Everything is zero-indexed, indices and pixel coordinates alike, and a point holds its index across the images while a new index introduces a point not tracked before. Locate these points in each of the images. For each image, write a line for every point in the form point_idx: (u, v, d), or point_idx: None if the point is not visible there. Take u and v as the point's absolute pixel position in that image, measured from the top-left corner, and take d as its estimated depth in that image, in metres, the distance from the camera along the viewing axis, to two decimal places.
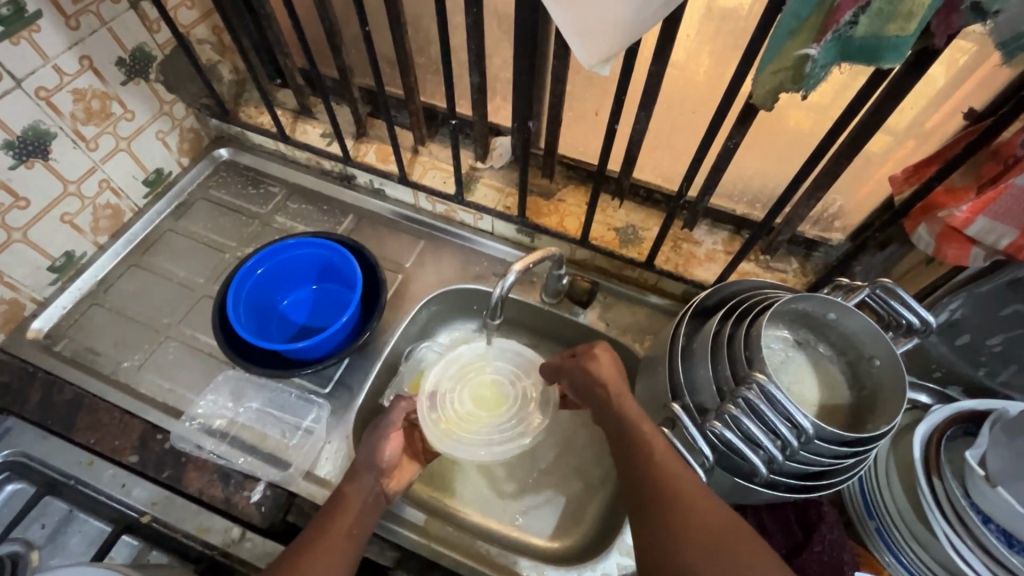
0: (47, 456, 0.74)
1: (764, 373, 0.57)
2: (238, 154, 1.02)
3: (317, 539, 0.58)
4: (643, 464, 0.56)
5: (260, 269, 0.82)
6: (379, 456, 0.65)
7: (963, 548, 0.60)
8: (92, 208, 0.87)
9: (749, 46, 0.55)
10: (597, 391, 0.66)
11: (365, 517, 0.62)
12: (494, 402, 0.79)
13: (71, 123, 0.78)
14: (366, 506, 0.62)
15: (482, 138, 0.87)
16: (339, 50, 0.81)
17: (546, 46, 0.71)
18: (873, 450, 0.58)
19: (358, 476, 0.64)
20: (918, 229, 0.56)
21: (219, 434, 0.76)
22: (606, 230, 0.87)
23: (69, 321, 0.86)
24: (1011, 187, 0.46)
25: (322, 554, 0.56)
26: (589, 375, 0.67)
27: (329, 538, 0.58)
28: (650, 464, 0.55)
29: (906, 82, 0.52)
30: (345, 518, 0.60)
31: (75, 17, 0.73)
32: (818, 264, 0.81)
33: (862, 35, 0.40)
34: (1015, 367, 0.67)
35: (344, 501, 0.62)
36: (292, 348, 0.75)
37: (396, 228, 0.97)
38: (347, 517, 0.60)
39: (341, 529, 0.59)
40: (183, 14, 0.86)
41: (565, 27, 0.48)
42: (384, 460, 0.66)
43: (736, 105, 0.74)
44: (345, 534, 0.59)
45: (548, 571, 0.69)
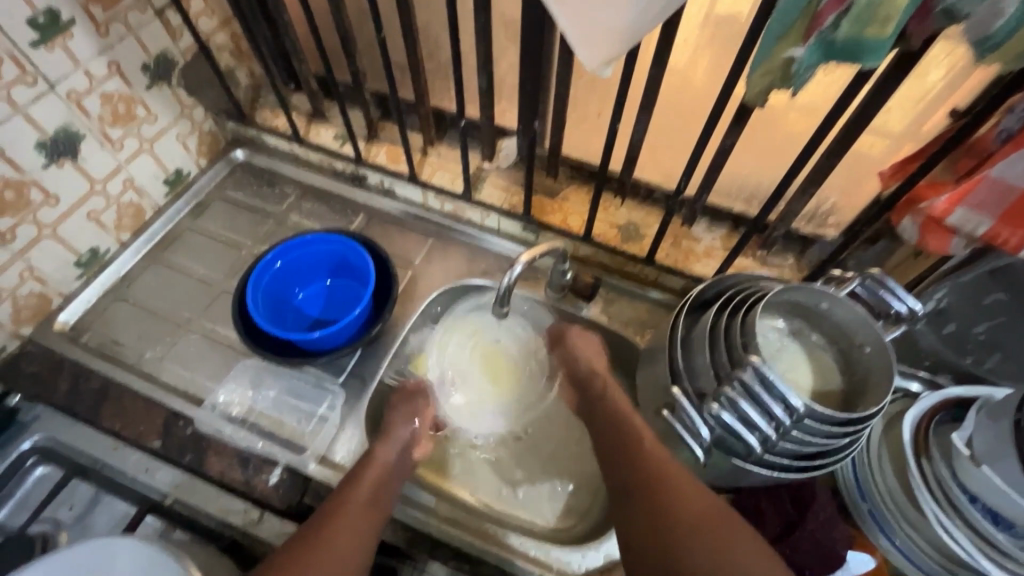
0: (76, 441, 0.77)
1: (759, 357, 0.60)
2: (253, 155, 1.06)
3: (346, 506, 0.64)
4: (635, 455, 0.66)
5: (279, 263, 0.86)
6: (409, 426, 0.74)
7: (952, 528, 0.63)
8: (117, 206, 0.91)
9: (742, 49, 0.59)
10: (595, 381, 0.77)
11: (386, 487, 0.68)
12: (500, 376, 0.88)
13: (99, 125, 0.83)
14: (388, 477, 0.69)
15: (489, 139, 0.91)
16: (353, 55, 0.85)
17: (550, 51, 0.75)
18: (864, 430, 0.61)
19: (384, 444, 0.70)
20: (903, 221, 0.59)
21: (238, 421, 0.80)
22: (608, 228, 0.91)
23: (94, 314, 0.90)
24: (987, 178, 0.49)
25: (351, 518, 0.63)
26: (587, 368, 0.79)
27: (356, 505, 0.64)
28: (638, 455, 0.66)
29: (890, 83, 0.56)
30: (365, 488, 0.66)
31: (105, 25, 0.78)
32: (812, 259, 0.85)
33: (844, 38, 0.43)
34: (1000, 354, 0.70)
35: (368, 470, 0.68)
36: (308, 339, 0.79)
37: (406, 226, 1.00)
38: (371, 486, 0.66)
39: (366, 496, 0.65)
40: (204, 21, 0.90)
41: (570, 32, 0.52)
42: (411, 431, 0.74)
43: (731, 106, 0.76)
44: (369, 502, 0.65)
45: (553, 551, 0.72)
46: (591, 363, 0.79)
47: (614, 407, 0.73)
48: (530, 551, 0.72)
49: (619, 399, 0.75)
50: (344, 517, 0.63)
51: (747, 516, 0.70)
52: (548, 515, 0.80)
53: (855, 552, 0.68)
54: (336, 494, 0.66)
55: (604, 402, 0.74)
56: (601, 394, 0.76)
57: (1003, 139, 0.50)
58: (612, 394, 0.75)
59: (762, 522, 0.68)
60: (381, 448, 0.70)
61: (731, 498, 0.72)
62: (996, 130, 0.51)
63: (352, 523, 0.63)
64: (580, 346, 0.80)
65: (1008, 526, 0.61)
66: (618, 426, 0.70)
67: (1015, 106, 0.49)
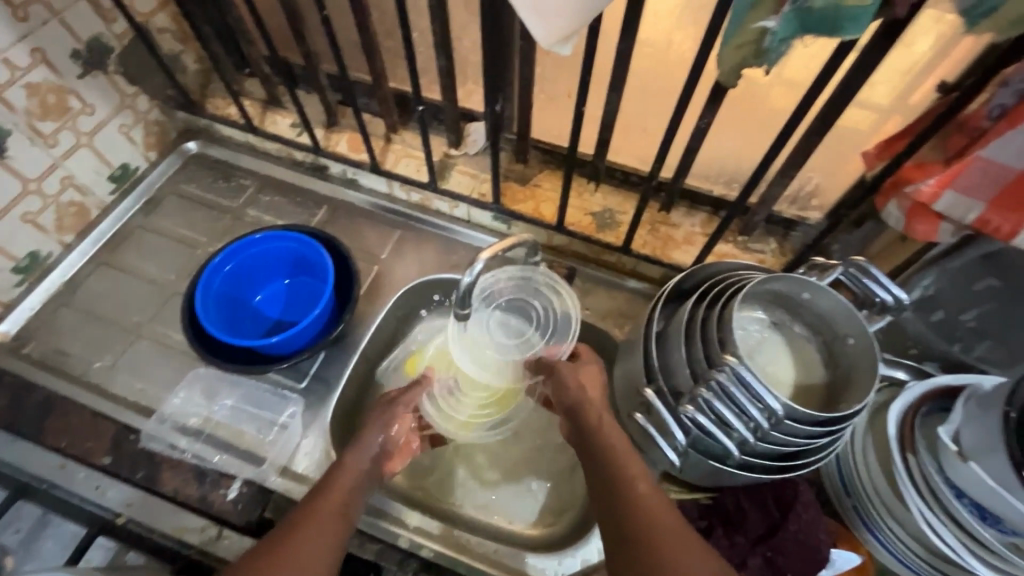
0: (20, 460, 0.73)
1: (735, 356, 0.56)
2: (207, 147, 0.99)
3: (311, 514, 0.57)
4: (632, 503, 0.55)
5: (229, 266, 0.81)
6: (379, 436, 0.68)
7: (937, 524, 0.60)
8: (56, 206, 0.85)
9: (714, 19, 0.54)
10: (586, 412, 0.65)
11: (355, 496, 0.62)
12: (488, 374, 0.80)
13: (27, 119, 0.76)
14: (357, 488, 0.62)
15: (453, 123, 0.85)
16: (302, 36, 0.79)
17: (512, 26, 0.69)
18: (845, 429, 0.58)
19: (355, 452, 0.65)
20: (888, 205, 0.55)
21: (195, 432, 0.76)
22: (582, 215, 0.86)
23: (37, 323, 0.84)
24: (978, 159, 0.45)
25: (318, 525, 0.56)
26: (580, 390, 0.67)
27: (322, 512, 0.57)
28: (633, 506, 0.54)
29: (875, 54, 0.51)
30: (337, 497, 0.60)
31: (22, 8, 0.71)
32: (796, 243, 0.81)
33: (821, 6, 0.39)
34: (990, 340, 0.67)
35: (338, 477, 0.62)
36: (265, 343, 0.74)
37: (371, 218, 0.95)
38: (337, 494, 0.60)
39: (334, 504, 0.59)
40: (140, 2, 0.83)
41: (520, 4, 0.46)
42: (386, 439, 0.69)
43: (705, 83, 0.71)
44: (339, 509, 0.59)
45: (528, 558, 0.69)
46: (594, 397, 0.66)
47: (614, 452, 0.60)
48: (505, 559, 0.69)
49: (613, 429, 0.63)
50: (309, 525, 0.56)
51: (728, 517, 0.67)
52: (525, 520, 0.77)
53: (841, 551, 0.66)
54: (299, 505, 0.59)
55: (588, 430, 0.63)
56: (597, 430, 0.63)
57: (996, 114, 0.46)
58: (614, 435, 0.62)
59: (744, 523, 0.66)
60: (350, 457, 0.65)
61: (711, 498, 0.69)
62: (989, 104, 0.46)
63: (320, 530, 0.55)
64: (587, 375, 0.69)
65: (995, 523, 0.58)
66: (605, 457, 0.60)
67: (1010, 79, 0.44)
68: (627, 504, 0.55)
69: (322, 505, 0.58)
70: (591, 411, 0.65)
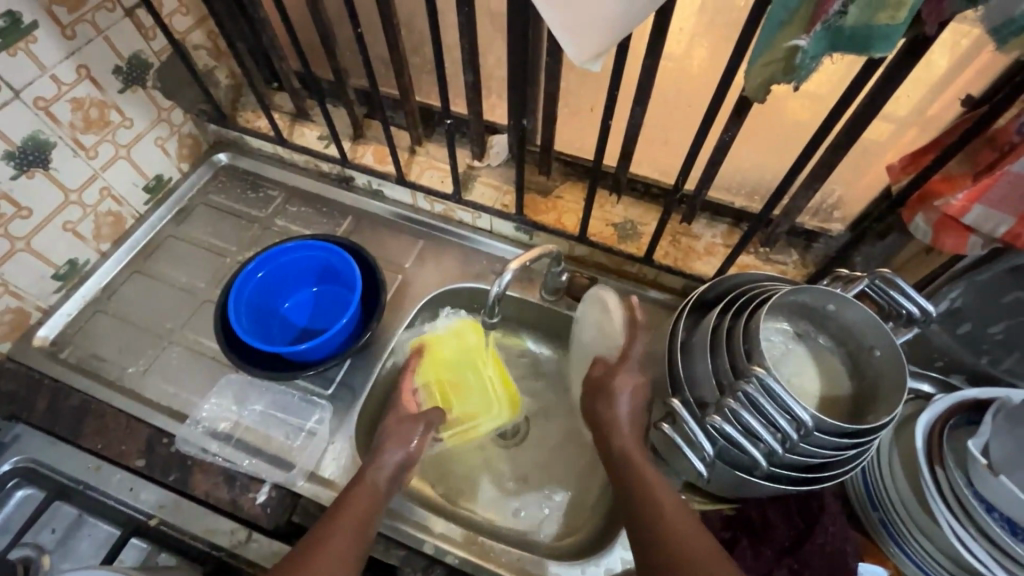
0: (58, 462, 0.75)
1: (763, 367, 0.56)
2: (237, 158, 1.02)
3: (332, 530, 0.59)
4: (675, 546, 0.54)
5: (260, 273, 0.83)
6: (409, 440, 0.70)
7: (967, 538, 0.60)
8: (94, 216, 0.88)
9: (741, 37, 0.55)
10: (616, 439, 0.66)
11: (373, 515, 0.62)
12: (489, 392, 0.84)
13: (71, 132, 0.79)
14: (377, 503, 0.64)
15: (478, 136, 0.87)
16: (333, 52, 0.81)
17: (539, 42, 0.71)
18: (873, 442, 0.58)
19: (373, 469, 0.66)
20: (915, 218, 0.55)
21: (224, 436, 0.77)
22: (604, 226, 0.87)
23: (74, 328, 0.87)
24: (1007, 173, 0.46)
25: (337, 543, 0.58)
26: (611, 416, 0.67)
27: (340, 532, 0.59)
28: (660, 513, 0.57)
29: (901, 70, 0.51)
30: (351, 515, 0.61)
31: (71, 27, 0.74)
32: (818, 255, 0.81)
33: (852, 25, 0.40)
34: (1019, 354, 0.66)
35: (359, 491, 0.64)
36: (294, 351, 0.76)
37: (396, 228, 0.97)
38: (359, 508, 0.62)
39: (350, 524, 0.60)
40: (178, 20, 0.86)
41: (555, 24, 0.47)
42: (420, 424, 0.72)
43: (731, 96, 0.74)
44: (355, 530, 0.60)
45: (552, 567, 0.69)
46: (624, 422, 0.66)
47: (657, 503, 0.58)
48: (529, 568, 0.70)
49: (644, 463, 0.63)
50: (328, 542, 0.57)
51: (754, 529, 0.66)
52: (548, 530, 0.78)
53: (866, 564, 0.65)
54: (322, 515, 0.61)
55: (625, 471, 0.63)
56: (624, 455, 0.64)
57: None
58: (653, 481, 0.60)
59: (770, 535, 0.65)
60: (368, 474, 0.66)
61: (735, 509, 0.69)
62: (1018, 120, 0.47)
63: (336, 552, 0.57)
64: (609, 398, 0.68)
65: None
66: (637, 498, 0.59)
67: None
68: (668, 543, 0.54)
69: (340, 525, 0.59)
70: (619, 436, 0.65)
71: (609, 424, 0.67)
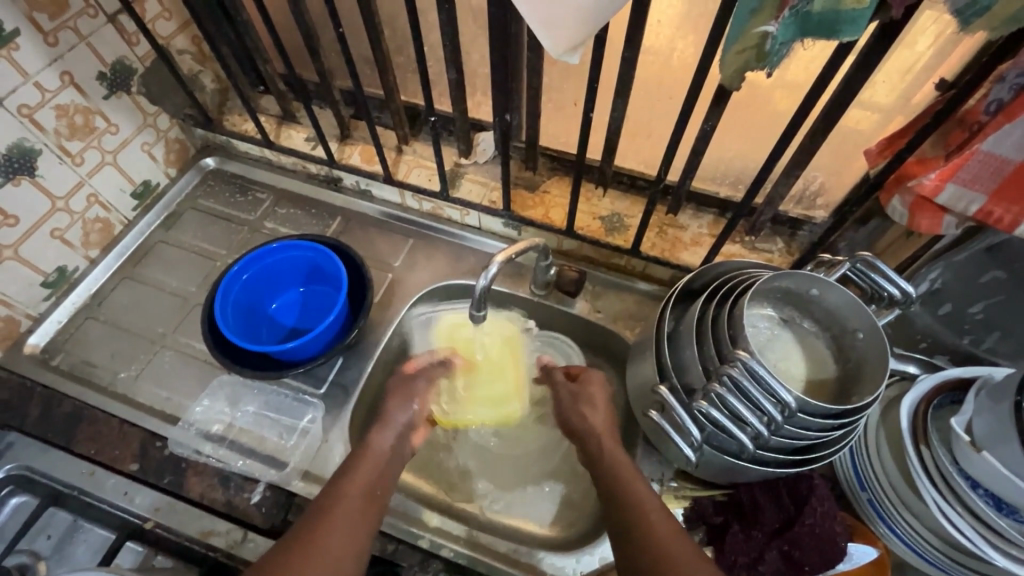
0: (52, 469, 0.75)
1: (748, 351, 0.57)
2: (225, 162, 1.03)
3: (339, 502, 0.59)
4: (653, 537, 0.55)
5: (246, 275, 0.84)
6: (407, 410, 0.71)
7: (953, 514, 0.61)
8: (82, 223, 0.88)
9: (716, 26, 0.56)
10: (593, 442, 0.66)
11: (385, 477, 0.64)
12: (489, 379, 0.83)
13: (56, 139, 0.79)
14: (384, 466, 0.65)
15: (464, 133, 0.88)
16: (317, 53, 0.82)
17: (520, 38, 0.71)
18: (858, 422, 0.59)
19: (379, 433, 0.67)
20: (892, 201, 0.56)
21: (217, 438, 0.78)
22: (591, 219, 0.87)
23: (65, 335, 0.87)
24: (977, 152, 0.47)
25: (347, 510, 0.59)
26: (583, 422, 0.69)
27: (351, 494, 0.60)
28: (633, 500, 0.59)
29: (873, 56, 0.52)
30: (362, 477, 0.62)
31: (52, 34, 0.74)
32: (803, 243, 0.81)
33: (819, 10, 0.40)
34: (999, 332, 0.68)
35: (364, 459, 0.64)
36: (283, 350, 0.76)
37: (384, 227, 0.97)
38: (370, 472, 0.63)
39: (359, 485, 0.62)
40: (162, 25, 0.86)
41: (531, 18, 0.48)
42: (404, 405, 0.72)
43: (709, 87, 0.76)
44: (367, 490, 0.61)
45: (547, 556, 0.70)
46: (599, 425, 0.67)
47: (638, 499, 0.58)
48: (523, 558, 0.71)
49: (623, 461, 0.63)
50: (340, 505, 0.59)
51: (744, 512, 0.68)
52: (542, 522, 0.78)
53: (857, 544, 0.67)
54: (325, 489, 0.61)
55: (601, 469, 0.63)
56: (601, 456, 0.65)
57: (993, 109, 0.47)
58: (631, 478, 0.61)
59: (759, 517, 0.66)
60: (375, 438, 0.67)
61: (727, 495, 0.71)
62: (986, 99, 0.48)
63: (350, 515, 0.58)
64: (589, 404, 0.70)
65: (1012, 513, 0.58)
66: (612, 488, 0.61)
67: (1006, 75, 0.46)
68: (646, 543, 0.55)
69: (353, 489, 0.61)
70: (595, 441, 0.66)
71: (580, 427, 0.69)
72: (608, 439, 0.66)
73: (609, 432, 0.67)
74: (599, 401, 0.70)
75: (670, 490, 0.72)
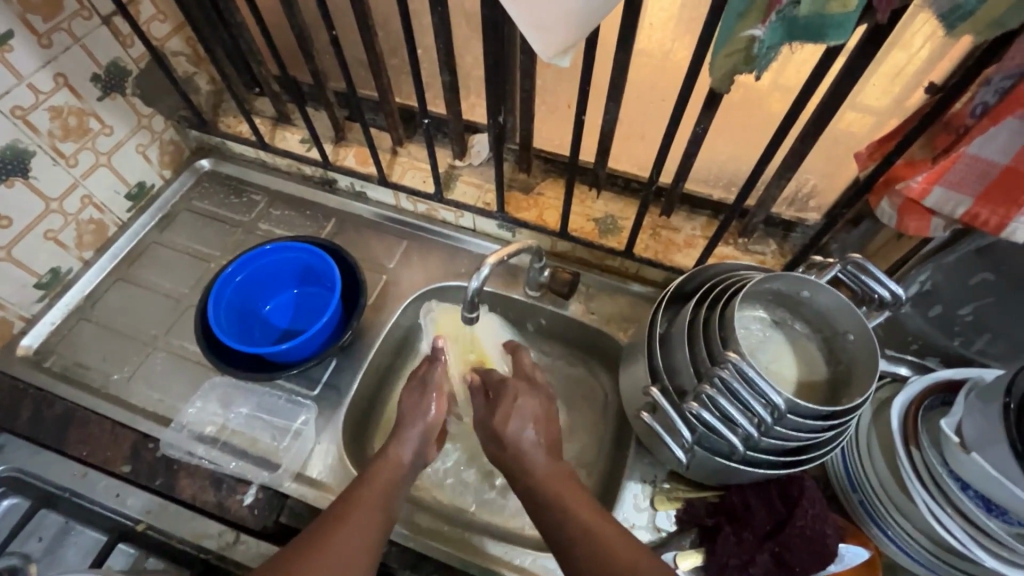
0: (43, 471, 0.75)
1: (739, 353, 0.57)
2: (219, 164, 1.03)
3: (352, 509, 0.60)
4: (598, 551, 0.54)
5: (239, 277, 0.84)
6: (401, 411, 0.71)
7: (943, 516, 0.61)
8: (76, 224, 0.88)
9: (707, 29, 0.56)
10: (513, 460, 0.64)
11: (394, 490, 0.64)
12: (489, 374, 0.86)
13: (49, 141, 0.79)
14: (399, 477, 0.65)
15: (458, 135, 0.88)
16: (311, 55, 0.82)
17: (512, 41, 0.71)
18: (849, 424, 0.59)
19: (398, 445, 0.67)
20: (881, 204, 0.57)
21: (210, 440, 0.78)
22: (584, 221, 0.88)
23: (58, 337, 0.87)
24: (963, 155, 0.47)
25: (357, 522, 0.59)
26: (507, 440, 0.65)
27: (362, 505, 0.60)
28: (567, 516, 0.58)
29: (862, 59, 0.52)
30: (375, 491, 0.62)
31: (46, 35, 0.74)
32: (796, 244, 0.82)
33: (805, 14, 0.41)
34: (989, 334, 0.68)
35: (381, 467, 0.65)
36: (275, 352, 0.76)
37: (379, 229, 0.97)
38: (381, 482, 0.64)
39: (373, 497, 0.62)
40: (156, 27, 0.87)
41: (520, 20, 0.48)
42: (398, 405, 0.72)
43: (701, 87, 0.76)
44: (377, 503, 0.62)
45: (541, 558, 0.70)
46: (516, 439, 0.64)
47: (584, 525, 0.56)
48: (515, 560, 0.71)
49: (548, 473, 0.62)
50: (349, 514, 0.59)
51: (737, 514, 0.68)
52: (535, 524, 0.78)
53: (849, 546, 0.67)
54: (341, 497, 0.62)
55: (531, 488, 0.62)
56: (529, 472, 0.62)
57: (978, 112, 0.47)
58: (576, 504, 0.58)
59: (751, 519, 0.66)
60: (393, 450, 0.67)
61: (719, 496, 0.72)
62: (971, 103, 0.48)
63: (358, 526, 0.59)
64: (516, 421, 0.65)
65: (1001, 514, 0.58)
66: (546, 506, 0.59)
67: (991, 78, 0.46)
68: (589, 556, 0.54)
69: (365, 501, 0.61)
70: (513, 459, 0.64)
71: (497, 443, 0.66)
72: (541, 460, 0.63)
73: (542, 447, 0.65)
74: (527, 415, 0.66)
75: (661, 491, 0.74)
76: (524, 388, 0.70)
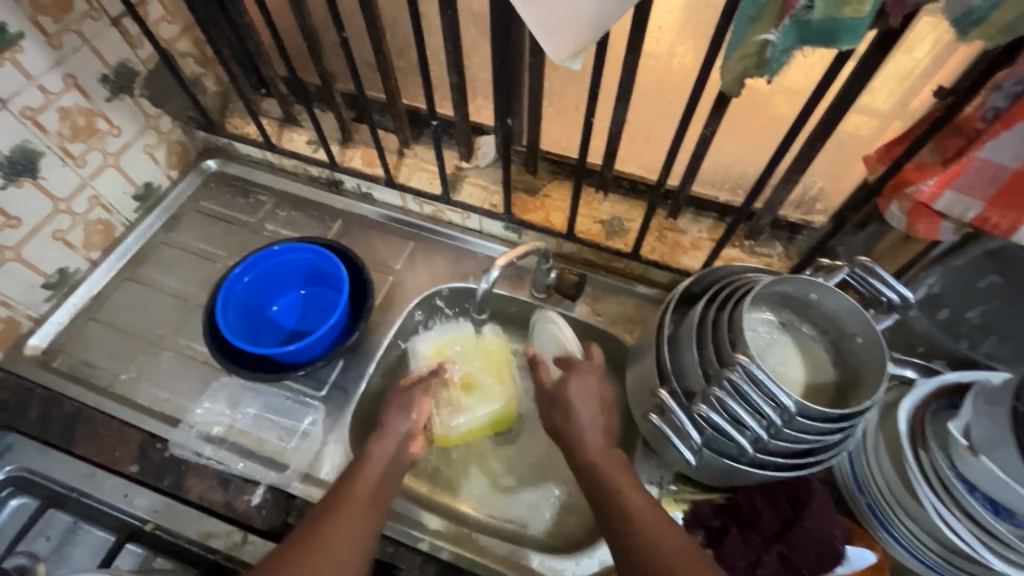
0: (51, 470, 0.75)
1: (748, 355, 0.57)
2: (226, 164, 1.03)
3: (343, 505, 0.60)
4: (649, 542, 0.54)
5: (247, 277, 0.84)
6: (411, 411, 0.72)
7: (951, 519, 0.61)
8: (84, 224, 0.88)
9: (716, 33, 0.56)
10: (575, 447, 0.65)
11: (387, 483, 0.65)
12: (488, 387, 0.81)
13: (58, 141, 0.79)
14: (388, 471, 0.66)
15: (465, 136, 0.88)
16: (320, 57, 0.82)
17: (522, 44, 0.72)
18: (857, 426, 0.59)
19: (382, 441, 0.68)
20: (890, 206, 0.56)
21: (218, 440, 0.78)
22: (591, 223, 0.88)
23: (65, 337, 0.87)
24: (975, 159, 0.48)
25: (350, 516, 0.60)
26: (574, 424, 0.66)
27: (354, 501, 0.61)
28: (620, 505, 0.58)
29: (872, 63, 0.53)
30: (364, 486, 0.63)
31: (57, 36, 0.74)
32: (802, 246, 0.81)
33: (818, 18, 0.41)
34: (995, 337, 0.68)
35: (371, 456, 0.66)
36: (282, 352, 0.76)
37: (385, 230, 0.97)
38: (373, 476, 0.64)
39: (363, 491, 0.63)
40: (165, 28, 0.87)
41: (532, 23, 0.48)
42: (406, 405, 0.72)
43: (709, 94, 0.77)
44: (368, 498, 0.62)
45: (547, 559, 0.70)
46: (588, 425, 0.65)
47: (631, 510, 0.57)
48: (523, 561, 0.71)
49: (612, 461, 0.62)
50: (343, 509, 0.60)
51: (743, 516, 0.68)
52: (541, 526, 0.78)
53: (856, 547, 0.66)
54: (331, 492, 0.63)
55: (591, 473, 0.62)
56: (586, 458, 0.63)
57: (990, 116, 0.47)
58: (627, 493, 0.59)
59: (758, 520, 0.66)
60: (379, 446, 0.67)
61: (726, 498, 0.72)
62: (983, 107, 0.48)
63: (351, 521, 0.59)
64: (574, 404, 0.67)
65: (1008, 516, 0.59)
66: (601, 495, 0.60)
67: (1002, 83, 0.46)
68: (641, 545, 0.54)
69: (356, 496, 0.62)
70: (576, 445, 0.65)
71: (565, 429, 0.67)
72: (595, 441, 0.64)
73: (598, 430, 0.66)
74: (584, 397, 0.67)
75: (668, 492, 0.74)
76: (587, 367, 0.70)
